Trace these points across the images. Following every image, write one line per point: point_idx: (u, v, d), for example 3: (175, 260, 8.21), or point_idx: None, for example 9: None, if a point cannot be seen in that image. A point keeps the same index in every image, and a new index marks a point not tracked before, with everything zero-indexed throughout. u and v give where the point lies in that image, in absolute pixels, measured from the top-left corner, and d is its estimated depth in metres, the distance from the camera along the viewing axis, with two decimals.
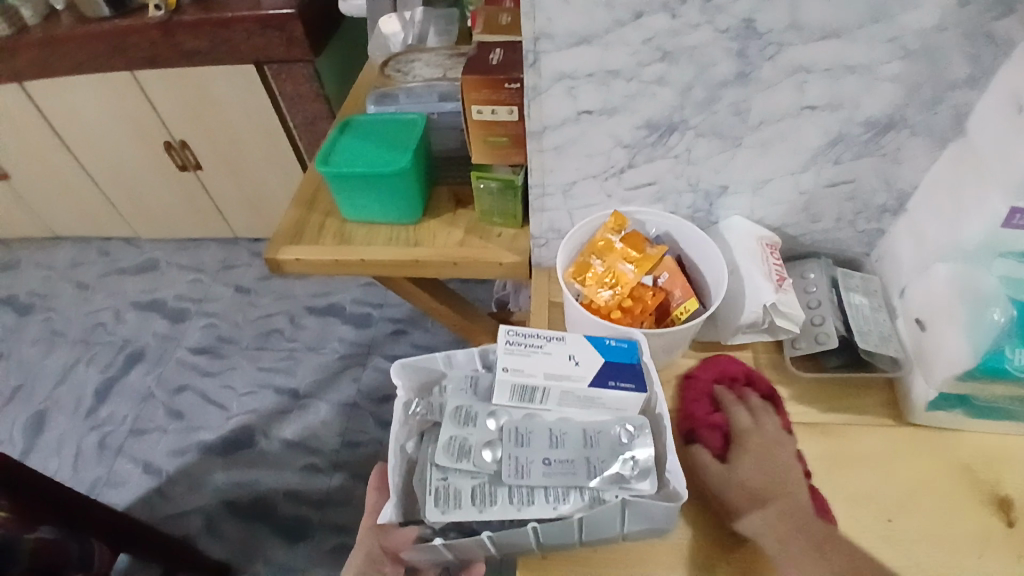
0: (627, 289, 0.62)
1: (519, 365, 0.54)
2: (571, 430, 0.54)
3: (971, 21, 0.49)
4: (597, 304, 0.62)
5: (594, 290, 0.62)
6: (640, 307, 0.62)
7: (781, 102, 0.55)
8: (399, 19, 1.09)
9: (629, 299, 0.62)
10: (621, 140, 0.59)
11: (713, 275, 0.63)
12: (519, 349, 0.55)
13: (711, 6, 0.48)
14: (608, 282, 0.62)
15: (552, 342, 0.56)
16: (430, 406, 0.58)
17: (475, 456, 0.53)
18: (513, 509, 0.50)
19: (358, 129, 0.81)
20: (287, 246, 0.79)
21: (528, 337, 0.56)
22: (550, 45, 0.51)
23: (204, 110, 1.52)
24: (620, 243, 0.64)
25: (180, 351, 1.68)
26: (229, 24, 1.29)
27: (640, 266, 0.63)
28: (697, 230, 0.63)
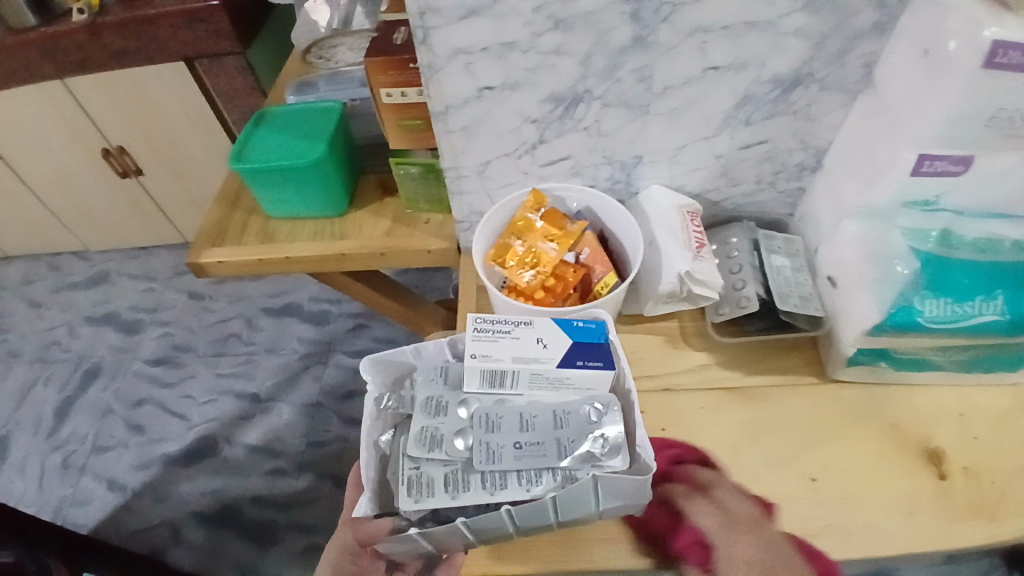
0: (548, 268, 0.61)
1: (487, 351, 0.53)
2: (541, 412, 0.52)
3: None
4: (520, 286, 0.61)
5: (516, 272, 0.62)
6: (563, 285, 0.62)
7: (685, 66, 0.53)
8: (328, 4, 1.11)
9: (551, 278, 0.62)
10: (528, 116, 0.57)
11: (632, 249, 0.63)
12: (486, 335, 0.53)
13: None
14: (530, 263, 0.62)
15: (519, 326, 0.54)
16: (399, 399, 0.54)
17: (446, 444, 0.51)
18: (486, 494, 0.48)
19: (274, 124, 0.78)
20: (208, 249, 0.76)
21: (498, 323, 0.54)
22: (438, 20, 0.49)
23: (140, 114, 1.46)
24: (540, 221, 0.63)
25: (137, 363, 1.64)
26: (154, 22, 1.23)
27: (561, 243, 0.62)
28: (614, 203, 0.63)
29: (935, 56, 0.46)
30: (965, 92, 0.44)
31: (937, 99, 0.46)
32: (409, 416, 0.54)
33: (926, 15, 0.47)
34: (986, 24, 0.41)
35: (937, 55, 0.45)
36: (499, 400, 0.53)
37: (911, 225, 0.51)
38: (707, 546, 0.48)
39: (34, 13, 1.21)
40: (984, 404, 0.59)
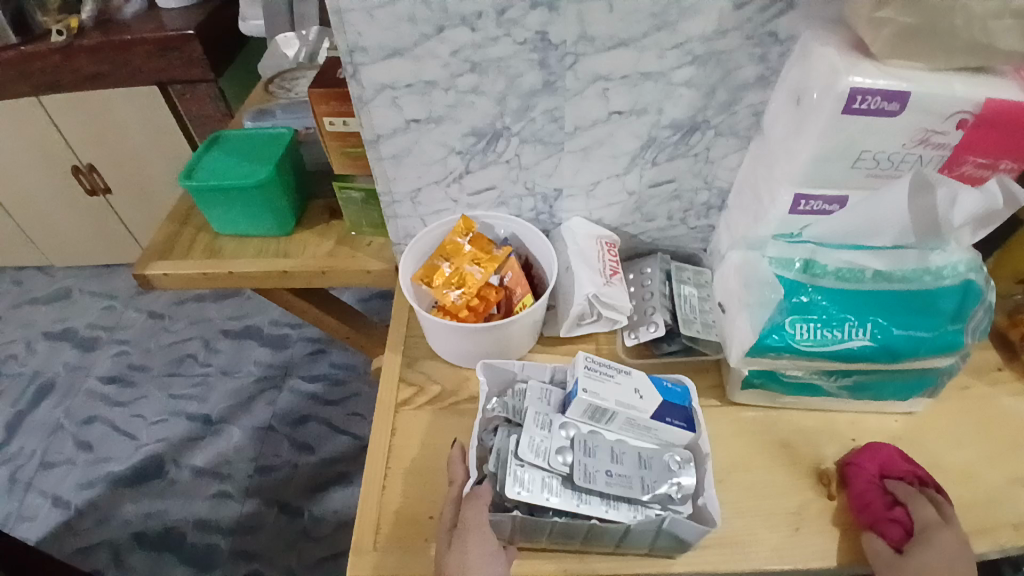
0: (473, 289, 0.65)
1: (595, 388, 0.51)
2: (630, 450, 0.52)
3: (751, 22, 0.53)
4: (445, 305, 0.65)
5: (442, 291, 0.65)
6: (485, 305, 0.66)
7: (591, 109, 0.59)
8: (297, 39, 1.18)
9: (475, 298, 0.65)
10: (452, 148, 0.62)
11: (552, 273, 0.67)
12: (595, 373, 0.53)
13: (505, 20, 0.52)
14: (455, 283, 0.66)
15: (620, 374, 0.53)
16: (506, 404, 0.56)
17: (547, 454, 0.50)
18: (574, 503, 0.48)
19: (228, 147, 0.82)
20: (155, 261, 0.80)
21: (605, 364, 0.53)
22: (365, 58, 0.54)
23: (111, 134, 1.50)
24: (468, 245, 0.67)
25: (90, 380, 1.62)
26: (129, 48, 1.27)
27: (487, 267, 0.66)
28: (536, 231, 0.68)
29: (803, 103, 0.51)
30: (826, 136, 0.50)
31: (805, 142, 0.51)
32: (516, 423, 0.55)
33: (797, 70, 0.53)
34: (845, 74, 0.47)
35: (805, 103, 0.51)
36: (592, 431, 0.53)
37: (777, 254, 0.56)
38: (909, 532, 0.52)
39: (14, 32, 1.24)
40: (873, 426, 0.63)
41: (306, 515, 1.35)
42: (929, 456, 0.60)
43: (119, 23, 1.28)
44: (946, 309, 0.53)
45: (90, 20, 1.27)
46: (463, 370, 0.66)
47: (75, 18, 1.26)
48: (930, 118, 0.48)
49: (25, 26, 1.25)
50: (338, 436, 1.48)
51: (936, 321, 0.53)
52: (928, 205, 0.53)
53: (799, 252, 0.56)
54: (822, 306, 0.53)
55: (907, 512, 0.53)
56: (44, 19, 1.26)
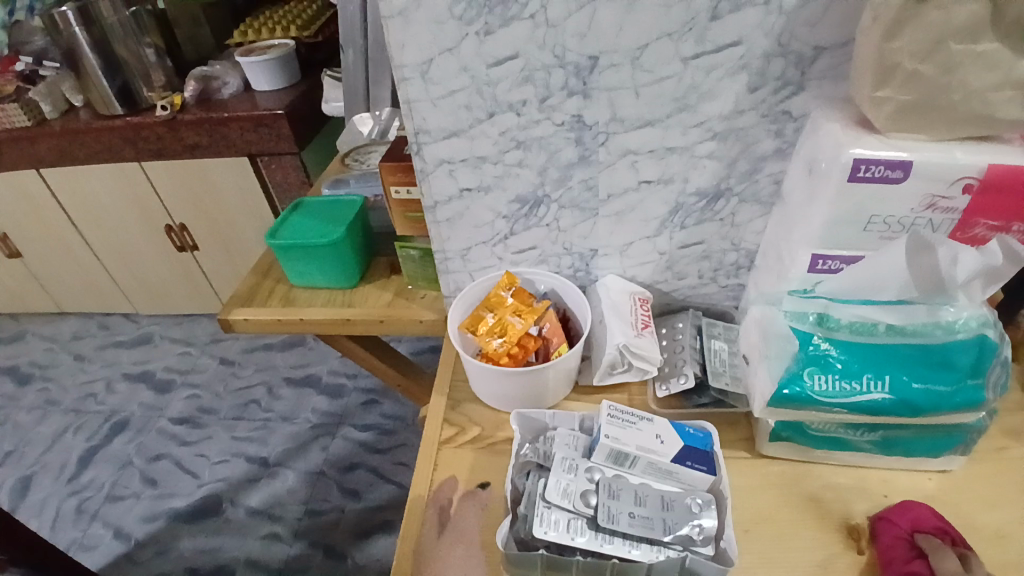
0: (513, 338, 0.70)
1: (617, 434, 0.55)
2: (653, 494, 0.53)
3: (765, 103, 0.60)
4: (488, 351, 0.71)
5: (486, 339, 0.71)
6: (525, 353, 0.71)
7: (622, 178, 0.66)
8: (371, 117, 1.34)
9: (516, 346, 0.71)
10: (499, 212, 0.70)
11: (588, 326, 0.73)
12: (618, 421, 0.56)
13: (546, 106, 0.61)
14: (497, 332, 0.71)
15: (642, 421, 0.56)
16: (537, 449, 0.58)
17: (572, 495, 0.52)
18: (598, 542, 0.50)
19: (307, 211, 0.94)
20: (237, 308, 0.91)
21: (627, 413, 0.57)
22: (428, 138, 0.64)
23: (202, 198, 1.70)
24: (510, 298, 0.73)
25: (162, 420, 1.76)
26: (226, 123, 1.47)
27: (526, 317, 0.72)
28: (573, 286, 0.74)
29: (816, 172, 0.57)
30: (836, 201, 0.55)
31: (819, 208, 0.56)
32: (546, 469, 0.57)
33: (810, 143, 0.59)
34: (849, 146, 0.52)
35: (817, 172, 0.57)
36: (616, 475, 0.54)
37: (793, 307, 0.59)
38: None
39: (121, 103, 1.46)
40: (906, 486, 0.63)
41: (350, 561, 1.38)
42: (967, 518, 0.59)
43: (218, 102, 1.49)
44: (961, 363, 0.54)
45: (191, 98, 1.48)
46: (503, 414, 0.72)
47: (178, 96, 1.47)
48: (935, 185, 0.53)
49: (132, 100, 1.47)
50: (385, 484, 1.53)
51: (955, 375, 0.54)
52: (932, 265, 0.54)
53: (812, 305, 0.58)
54: (843, 358, 0.55)
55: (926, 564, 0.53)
56: (148, 93, 1.46)
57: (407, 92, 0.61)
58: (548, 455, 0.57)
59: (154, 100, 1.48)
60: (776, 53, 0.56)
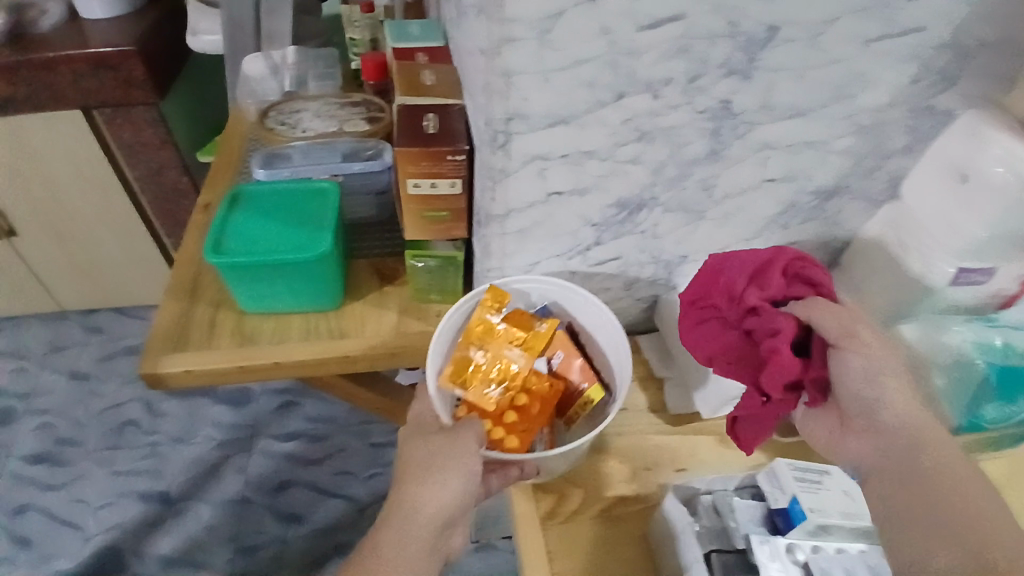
0: (515, 382, 0.56)
1: (816, 503, 0.51)
2: (860, 563, 0.50)
3: (917, 97, 0.51)
4: (486, 405, 0.55)
5: (480, 390, 0.55)
6: (535, 403, 0.56)
7: (747, 176, 0.54)
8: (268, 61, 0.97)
9: (520, 394, 0.56)
10: (589, 220, 0.54)
11: (610, 349, 0.59)
12: (806, 486, 0.52)
13: (693, 87, 0.45)
14: (494, 378, 0.56)
15: (823, 477, 0.53)
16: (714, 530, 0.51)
17: None
18: None
19: (255, 205, 0.66)
20: (170, 355, 0.64)
21: (807, 471, 0.53)
22: (524, 126, 0.44)
23: (16, 169, 1.19)
24: (501, 324, 0.57)
25: (12, 462, 1.31)
26: (52, 67, 1.04)
27: (529, 348, 0.57)
28: (583, 294, 0.58)
29: (972, 179, 0.49)
30: (1011, 208, 0.48)
31: (971, 215, 0.49)
32: (734, 551, 0.50)
33: (953, 140, 0.51)
34: None
35: (973, 179, 0.49)
36: (817, 547, 0.50)
37: (974, 336, 0.54)
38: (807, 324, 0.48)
39: None
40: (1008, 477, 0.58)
41: None
42: None
43: (36, 38, 1.05)
44: None
45: None
46: (599, 468, 0.59)
47: None
48: None
49: None
50: (329, 500, 1.24)
51: None
52: None
53: (996, 331, 0.55)
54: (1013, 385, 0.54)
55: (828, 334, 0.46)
56: None
57: (510, 61, 0.40)
58: (729, 534, 0.51)
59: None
60: (948, 44, 0.48)
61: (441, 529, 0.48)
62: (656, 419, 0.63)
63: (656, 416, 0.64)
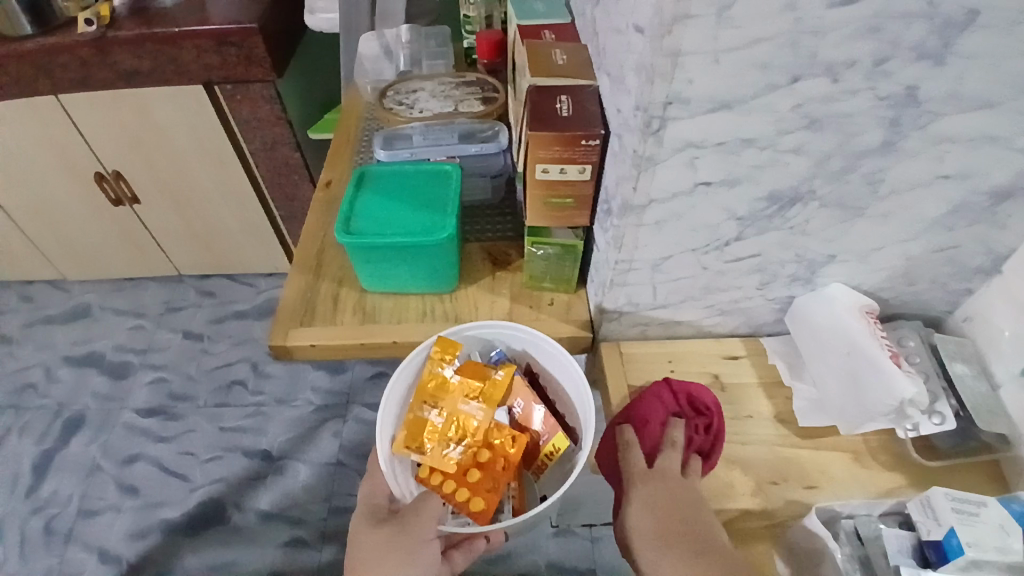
0: (476, 438, 0.63)
1: (974, 538, 0.45)
2: None
3: None
4: (449, 464, 0.62)
5: (442, 449, 0.62)
6: (495, 454, 0.62)
7: (917, 173, 0.49)
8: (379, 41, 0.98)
9: (479, 447, 0.63)
10: (733, 214, 0.50)
11: (577, 397, 0.64)
12: (960, 517, 0.47)
13: (879, 71, 0.42)
14: (453, 437, 0.63)
15: (980, 509, 0.48)
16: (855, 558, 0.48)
17: None
18: None
19: (379, 187, 0.68)
20: (299, 328, 0.67)
21: (962, 500, 0.48)
22: (683, 111, 0.42)
23: (142, 139, 1.26)
24: (455, 379, 0.64)
25: (127, 413, 1.36)
26: (176, 42, 1.08)
27: (484, 401, 0.64)
28: (544, 341, 0.64)
29: None
30: None
31: None
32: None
33: None
34: None
35: None
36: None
37: None
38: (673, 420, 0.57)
39: (29, 21, 1.04)
40: None
41: None
42: None
43: (157, 12, 1.09)
44: None
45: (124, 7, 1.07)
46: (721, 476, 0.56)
47: (106, 5, 1.05)
48: None
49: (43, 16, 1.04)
50: None
51: None
52: None
53: None
54: None
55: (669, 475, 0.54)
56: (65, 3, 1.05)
57: (681, 41, 0.38)
58: (870, 561, 0.48)
59: (73, 14, 1.07)
60: None
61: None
62: (784, 432, 0.59)
63: (785, 429, 0.59)
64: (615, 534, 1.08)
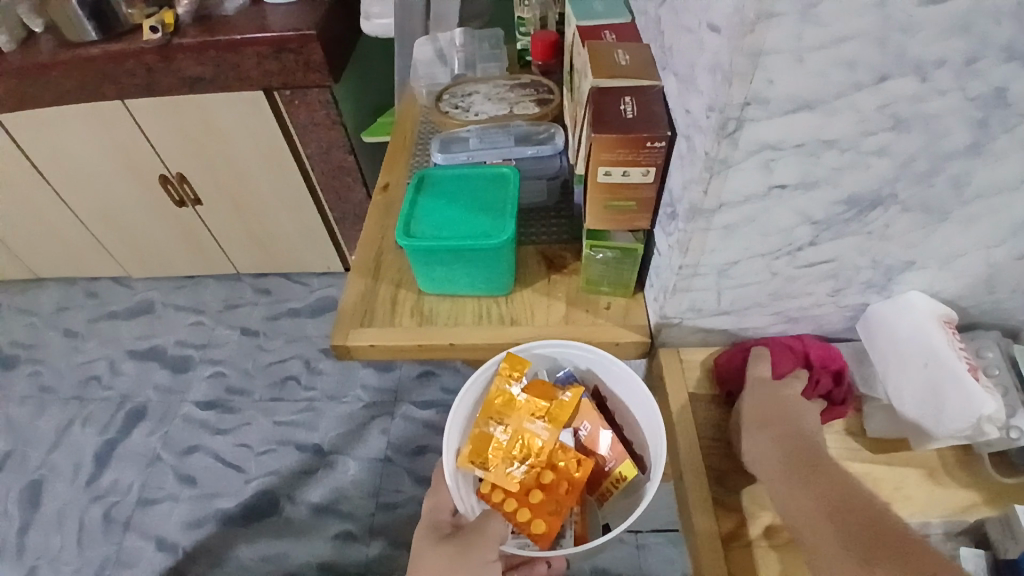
0: (540, 458, 0.63)
1: None
2: None
3: None
4: (513, 483, 0.62)
5: (505, 466, 0.62)
6: (560, 477, 0.62)
7: (1007, 175, 0.46)
8: (433, 44, 0.99)
9: (544, 468, 0.63)
10: (809, 218, 0.49)
11: (646, 422, 0.64)
12: None
13: (970, 71, 0.39)
14: (517, 456, 0.63)
15: None
16: None
17: None
18: None
19: (439, 191, 0.69)
20: (359, 329, 0.68)
21: None
22: (761, 112, 0.41)
23: (205, 144, 1.31)
24: (523, 396, 0.64)
25: (186, 405, 1.43)
26: (238, 48, 1.12)
27: (551, 420, 0.64)
28: (615, 365, 0.64)
29: None
30: None
31: None
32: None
33: None
34: None
35: None
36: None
37: None
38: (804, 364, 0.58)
39: (94, 27, 1.10)
40: None
41: None
42: None
43: (220, 20, 1.13)
44: None
45: (187, 16, 1.12)
46: None
47: (170, 13, 1.11)
48: None
49: (110, 24, 1.11)
50: None
51: None
52: None
53: None
54: None
55: (792, 396, 0.55)
56: (128, 11, 1.11)
57: (762, 40, 0.37)
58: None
59: (139, 21, 1.13)
60: None
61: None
62: (853, 445, 0.56)
63: (854, 441, 0.57)
64: (662, 542, 1.06)
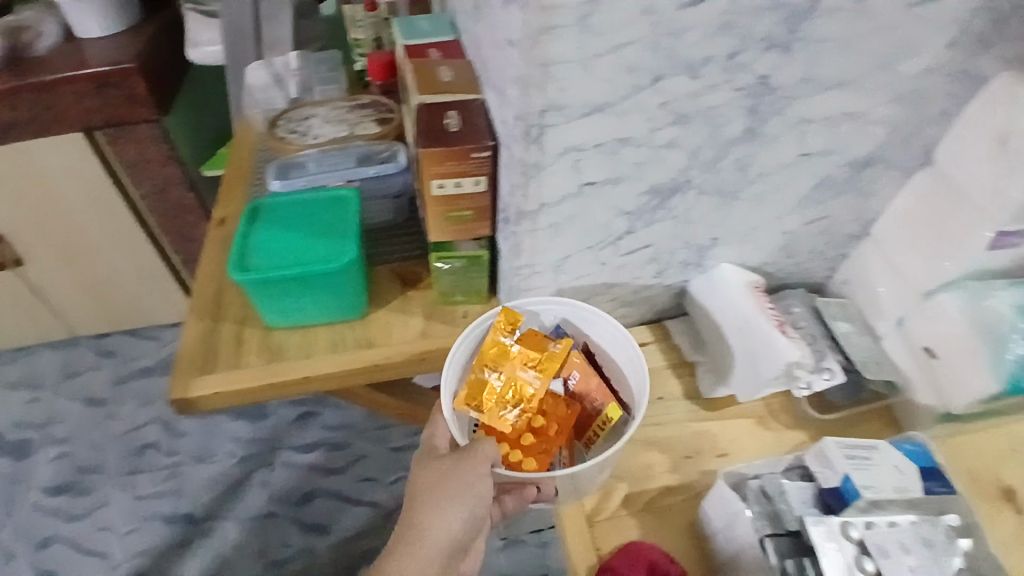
0: (532, 404, 0.57)
1: (868, 481, 0.49)
2: (913, 532, 0.48)
3: (955, 60, 0.50)
4: (503, 429, 0.57)
5: (497, 413, 0.57)
6: (552, 425, 0.57)
7: (781, 154, 0.54)
8: (268, 67, 0.95)
9: (536, 415, 0.57)
10: (623, 209, 0.53)
11: (630, 364, 0.60)
12: (858, 463, 0.51)
13: (733, 65, 0.45)
14: (511, 401, 0.57)
15: (871, 452, 0.52)
16: (764, 511, 0.50)
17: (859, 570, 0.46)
18: None
19: (274, 220, 0.66)
20: (200, 377, 0.63)
21: (856, 447, 0.52)
22: (560, 118, 0.44)
23: (19, 195, 1.15)
24: (516, 346, 0.58)
25: (33, 493, 1.23)
26: (53, 88, 0.99)
27: (543, 370, 0.58)
28: (594, 313, 0.59)
29: (1013, 144, 0.47)
30: None
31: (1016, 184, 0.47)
32: (787, 533, 0.49)
33: (987, 107, 0.49)
34: None
35: (1015, 144, 0.47)
36: (870, 524, 0.48)
37: (1016, 301, 0.52)
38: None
39: None
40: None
41: None
42: None
43: (36, 60, 1.01)
44: None
45: None
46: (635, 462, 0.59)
47: None
48: None
49: None
50: (352, 508, 1.19)
51: None
52: None
53: None
54: None
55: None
56: None
57: (548, 51, 0.40)
58: (780, 516, 0.50)
59: None
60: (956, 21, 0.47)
61: (451, 554, 0.52)
62: (691, 407, 0.63)
63: (692, 403, 0.63)
64: None
